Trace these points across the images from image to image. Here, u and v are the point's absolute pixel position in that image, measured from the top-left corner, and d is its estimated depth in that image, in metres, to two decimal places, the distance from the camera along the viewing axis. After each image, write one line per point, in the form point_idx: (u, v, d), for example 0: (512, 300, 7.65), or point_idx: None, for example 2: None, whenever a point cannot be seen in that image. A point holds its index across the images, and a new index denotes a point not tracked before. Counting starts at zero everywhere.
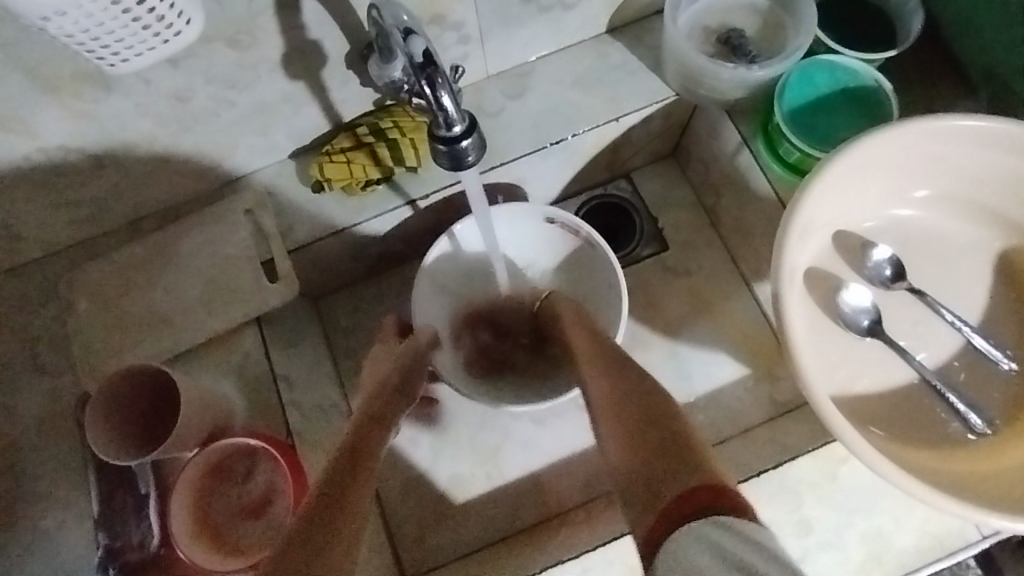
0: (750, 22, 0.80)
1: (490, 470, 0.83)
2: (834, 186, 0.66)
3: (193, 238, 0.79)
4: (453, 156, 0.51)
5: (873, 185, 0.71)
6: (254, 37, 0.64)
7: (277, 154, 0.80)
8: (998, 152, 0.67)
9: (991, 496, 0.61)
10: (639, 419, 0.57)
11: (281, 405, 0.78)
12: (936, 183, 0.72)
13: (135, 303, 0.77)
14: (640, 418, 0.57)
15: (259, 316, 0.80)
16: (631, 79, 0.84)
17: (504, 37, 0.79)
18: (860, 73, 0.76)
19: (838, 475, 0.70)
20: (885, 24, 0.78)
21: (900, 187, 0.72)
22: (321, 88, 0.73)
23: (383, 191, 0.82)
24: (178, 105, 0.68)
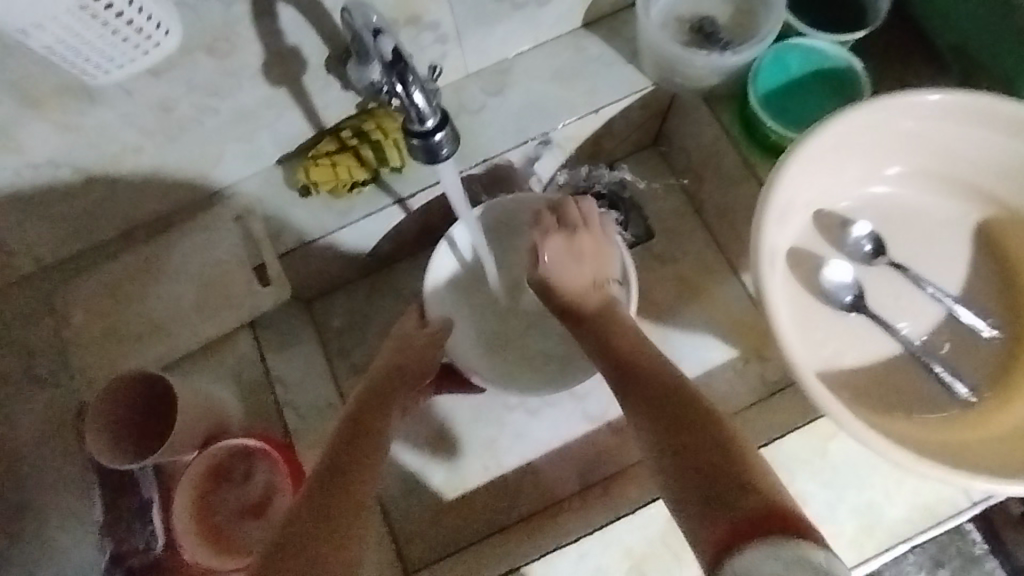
0: (723, 9, 0.82)
1: (487, 462, 0.84)
2: (812, 166, 0.68)
3: (186, 246, 0.80)
4: (427, 149, 0.54)
5: (852, 162, 0.72)
6: (233, 45, 0.65)
7: (264, 160, 0.82)
8: (972, 127, 0.68)
9: (982, 463, 0.62)
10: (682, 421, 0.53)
11: (278, 407, 0.78)
12: (913, 160, 0.73)
13: (128, 312, 0.78)
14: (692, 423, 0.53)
15: (253, 320, 0.82)
16: (609, 71, 0.86)
17: (480, 35, 0.80)
18: (833, 54, 0.77)
19: (827, 450, 0.71)
20: (855, 7, 0.80)
21: (878, 167, 0.74)
22: (303, 92, 0.75)
23: (369, 192, 0.84)
24: (163, 115, 0.69)
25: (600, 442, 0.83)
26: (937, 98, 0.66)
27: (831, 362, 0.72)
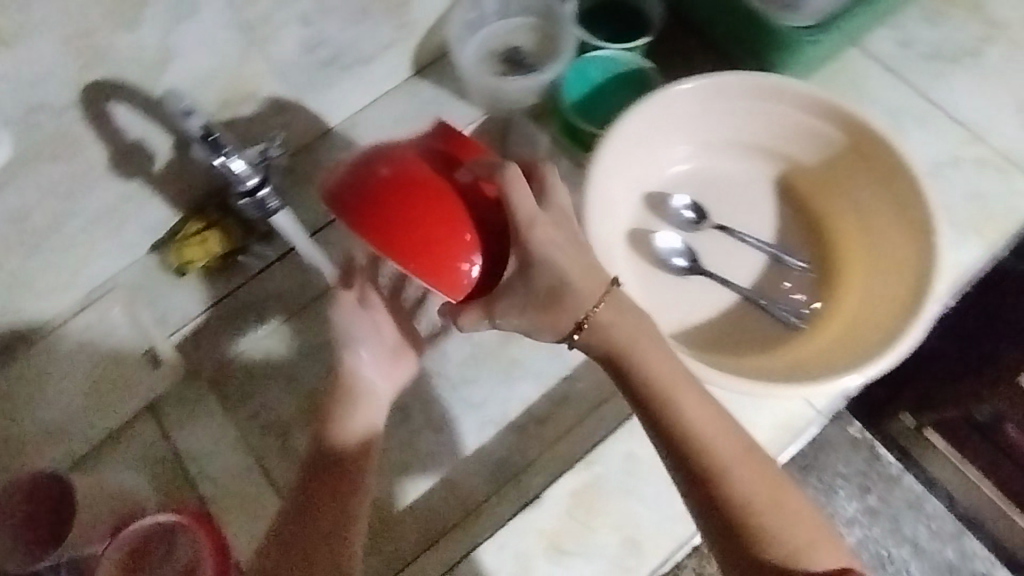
0: (529, 39, 0.93)
1: (404, 487, 0.85)
2: (619, 159, 0.79)
3: (69, 347, 0.82)
4: (257, 205, 0.69)
5: (655, 150, 0.84)
6: (75, 147, 0.70)
7: (135, 251, 0.85)
8: (735, 99, 0.82)
9: (817, 370, 0.73)
10: (736, 539, 0.58)
11: (188, 478, 0.82)
12: (704, 139, 0.86)
13: (23, 423, 0.80)
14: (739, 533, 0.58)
15: (151, 406, 0.85)
16: (444, 110, 0.95)
17: (317, 99, 0.88)
18: (625, 60, 0.91)
19: (696, 393, 0.79)
20: (636, 20, 0.94)
21: (680, 150, 0.86)
22: (157, 179, 0.79)
23: (244, 260, 0.88)
24: (18, 225, 0.72)
25: (509, 444, 0.86)
26: (698, 84, 0.80)
27: (679, 321, 0.82)
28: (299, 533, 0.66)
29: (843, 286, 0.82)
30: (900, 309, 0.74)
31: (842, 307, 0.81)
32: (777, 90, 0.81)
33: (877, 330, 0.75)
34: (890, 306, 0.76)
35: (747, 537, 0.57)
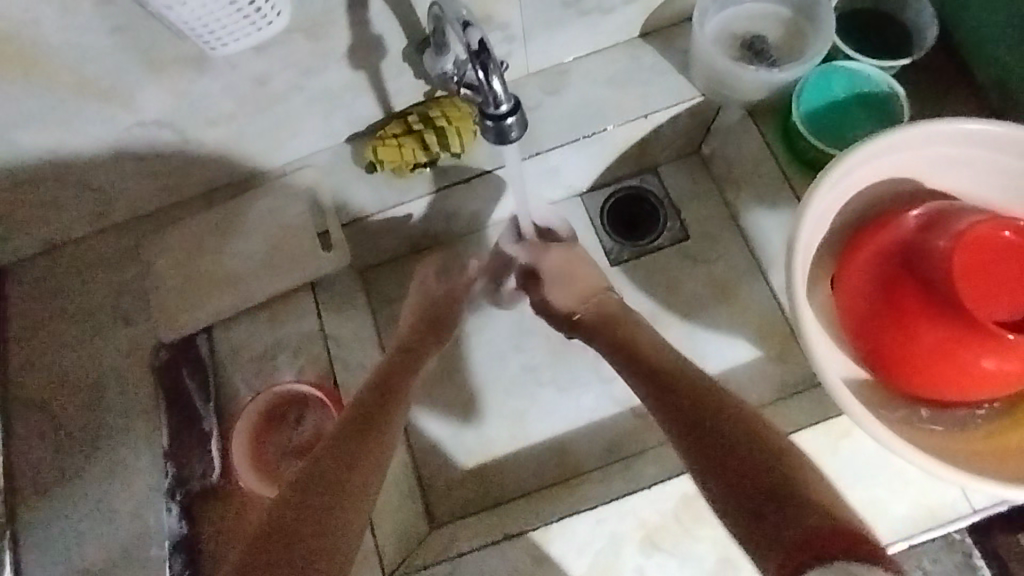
0: (776, 30, 0.87)
1: (508, 434, 0.90)
2: (866, 169, 0.72)
3: (257, 208, 0.89)
4: (498, 131, 0.60)
5: (903, 174, 0.74)
6: (327, 30, 0.73)
7: (336, 136, 0.89)
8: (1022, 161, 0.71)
9: (993, 470, 0.67)
10: (727, 457, 0.56)
11: (330, 361, 0.85)
12: (965, 184, 0.75)
13: (204, 266, 0.88)
14: (710, 440, 0.58)
15: (314, 282, 0.88)
16: (661, 79, 0.91)
17: (544, 37, 0.87)
18: (875, 79, 0.82)
19: (839, 447, 0.75)
20: (903, 35, 0.85)
21: (929, 187, 0.75)
22: (379, 78, 0.82)
23: (429, 173, 0.90)
24: (256, 88, 0.77)
25: (623, 424, 0.88)
26: (981, 129, 0.70)
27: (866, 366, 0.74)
28: (347, 454, 0.62)
29: None
30: None
31: None
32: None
33: None
34: None
35: (784, 487, 0.52)
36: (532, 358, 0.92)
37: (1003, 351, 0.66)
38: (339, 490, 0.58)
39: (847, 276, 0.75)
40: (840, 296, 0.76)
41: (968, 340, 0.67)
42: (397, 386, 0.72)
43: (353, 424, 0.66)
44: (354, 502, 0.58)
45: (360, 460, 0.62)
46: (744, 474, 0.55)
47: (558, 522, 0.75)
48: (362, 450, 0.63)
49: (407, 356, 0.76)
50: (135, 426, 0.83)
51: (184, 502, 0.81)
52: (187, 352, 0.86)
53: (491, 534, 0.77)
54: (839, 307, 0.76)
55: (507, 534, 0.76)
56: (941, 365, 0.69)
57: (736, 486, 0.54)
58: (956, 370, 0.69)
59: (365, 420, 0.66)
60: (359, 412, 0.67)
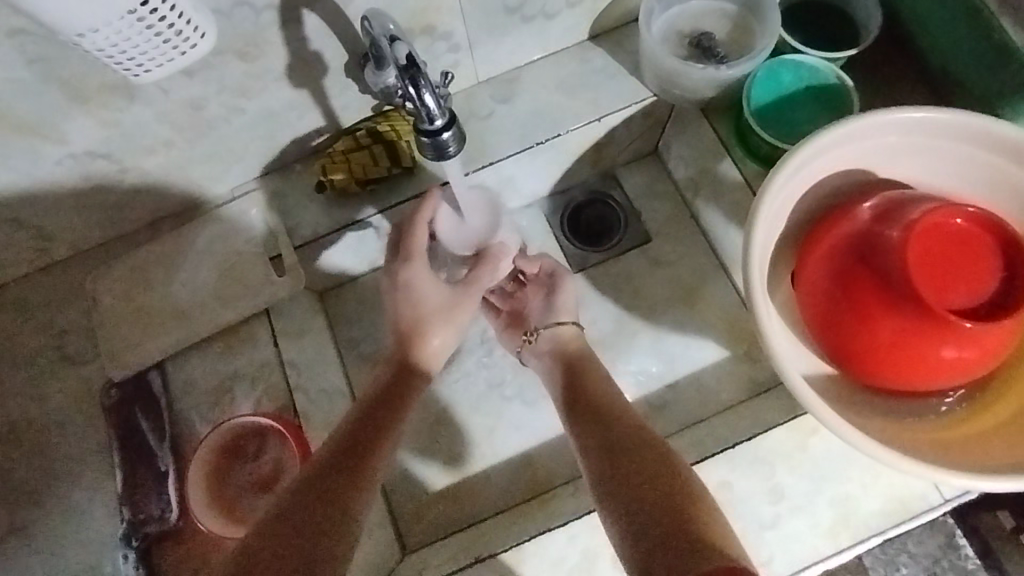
0: (722, 27, 0.86)
1: (477, 452, 0.88)
2: (817, 163, 0.71)
3: (205, 236, 0.86)
4: (435, 146, 0.60)
5: (855, 165, 0.74)
6: (261, 50, 0.71)
7: (283, 157, 0.87)
8: (970, 146, 0.71)
9: (959, 460, 0.66)
10: (647, 496, 0.60)
11: (289, 390, 0.82)
12: (916, 172, 0.75)
13: (152, 299, 0.85)
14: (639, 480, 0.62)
15: (268, 308, 0.86)
16: (612, 82, 0.89)
17: (491, 45, 0.85)
18: (824, 71, 0.82)
19: (808, 445, 0.75)
20: (849, 25, 0.84)
21: (882, 176, 0.75)
22: (322, 95, 0.80)
23: (381, 190, 0.88)
24: (193, 113, 0.75)
25: None
26: (928, 118, 0.70)
27: (829, 360, 0.74)
28: (333, 488, 0.66)
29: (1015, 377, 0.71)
30: None
31: (994, 409, 0.70)
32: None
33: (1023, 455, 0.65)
34: None
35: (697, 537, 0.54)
36: (498, 373, 0.91)
37: (960, 339, 0.66)
38: (325, 522, 0.62)
39: (806, 271, 0.75)
40: (800, 291, 0.75)
41: (926, 330, 0.67)
42: (388, 415, 0.76)
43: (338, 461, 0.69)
44: (340, 534, 0.62)
45: (344, 495, 0.65)
46: (657, 513, 0.58)
47: (530, 541, 0.74)
48: (356, 482, 0.67)
49: (398, 394, 0.79)
50: (90, 470, 0.80)
51: (143, 546, 0.78)
52: (139, 389, 0.83)
53: (463, 558, 0.75)
54: (800, 302, 0.76)
55: (479, 558, 0.74)
56: (901, 356, 0.69)
57: (655, 533, 0.57)
58: (917, 361, 0.69)
59: (352, 455, 0.70)
60: (344, 445, 0.71)
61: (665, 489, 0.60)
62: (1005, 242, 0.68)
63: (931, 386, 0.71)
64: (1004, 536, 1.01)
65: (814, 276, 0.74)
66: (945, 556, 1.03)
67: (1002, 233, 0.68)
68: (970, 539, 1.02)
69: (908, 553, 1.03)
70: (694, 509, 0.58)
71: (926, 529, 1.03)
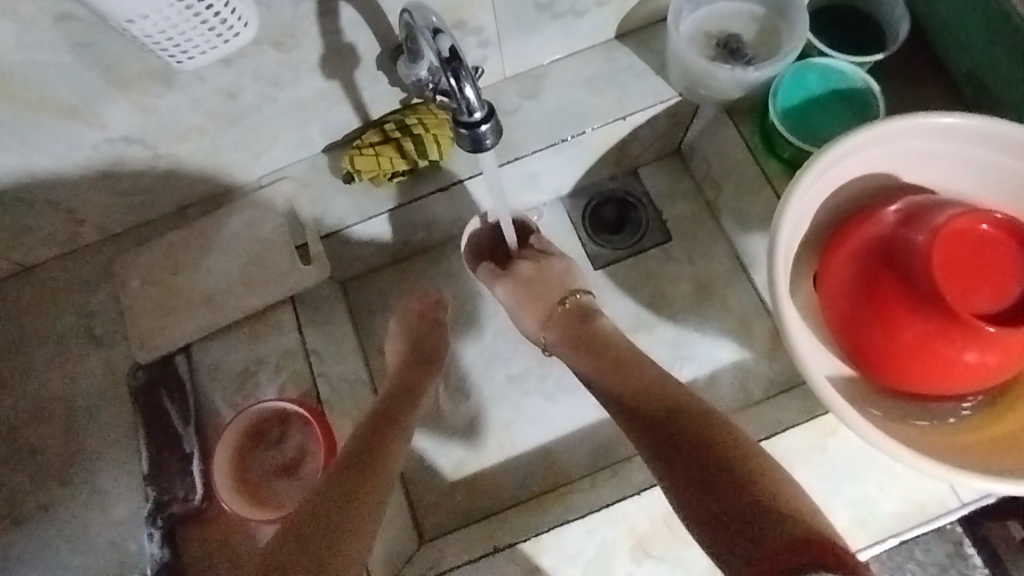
0: (749, 29, 0.87)
1: (494, 444, 0.89)
2: (842, 166, 0.72)
3: (233, 223, 0.87)
4: (473, 139, 0.61)
5: (879, 169, 0.75)
6: (298, 40, 0.72)
7: (312, 148, 0.88)
8: (997, 152, 0.72)
9: (978, 463, 0.67)
10: (691, 460, 0.59)
11: (312, 376, 0.83)
12: (941, 176, 0.75)
13: (180, 284, 0.86)
14: (696, 460, 0.59)
15: (293, 296, 0.87)
16: (638, 81, 0.90)
17: (520, 42, 0.86)
18: (850, 75, 0.83)
19: (826, 446, 0.75)
20: (876, 30, 0.85)
21: (907, 181, 0.76)
22: (354, 87, 0.81)
23: (407, 182, 0.88)
24: (227, 101, 0.76)
25: (611, 431, 0.88)
26: (955, 123, 0.70)
27: (850, 361, 0.75)
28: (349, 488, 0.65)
29: None
30: None
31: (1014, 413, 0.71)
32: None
33: None
34: None
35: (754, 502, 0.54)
36: (517, 367, 0.92)
37: (983, 344, 0.67)
38: (341, 519, 0.61)
39: (828, 273, 0.75)
40: (822, 292, 0.76)
41: (948, 333, 0.68)
42: (400, 420, 0.74)
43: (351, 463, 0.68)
44: (352, 530, 0.61)
45: (362, 493, 0.64)
46: (724, 489, 0.56)
47: (549, 532, 0.75)
48: (367, 483, 0.66)
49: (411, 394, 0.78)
50: (116, 450, 0.82)
51: (167, 526, 0.79)
52: (165, 373, 0.84)
53: (482, 547, 0.76)
54: (822, 303, 0.76)
55: (498, 547, 0.75)
56: (923, 359, 0.70)
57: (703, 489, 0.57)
58: (939, 364, 0.69)
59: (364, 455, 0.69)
60: (356, 451, 0.69)
61: (726, 464, 0.57)
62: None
63: (951, 391, 0.71)
64: (1015, 545, 1.01)
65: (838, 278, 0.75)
66: (953, 565, 1.03)
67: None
68: (980, 547, 1.02)
69: (918, 560, 1.03)
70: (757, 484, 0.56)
71: (935, 536, 1.04)
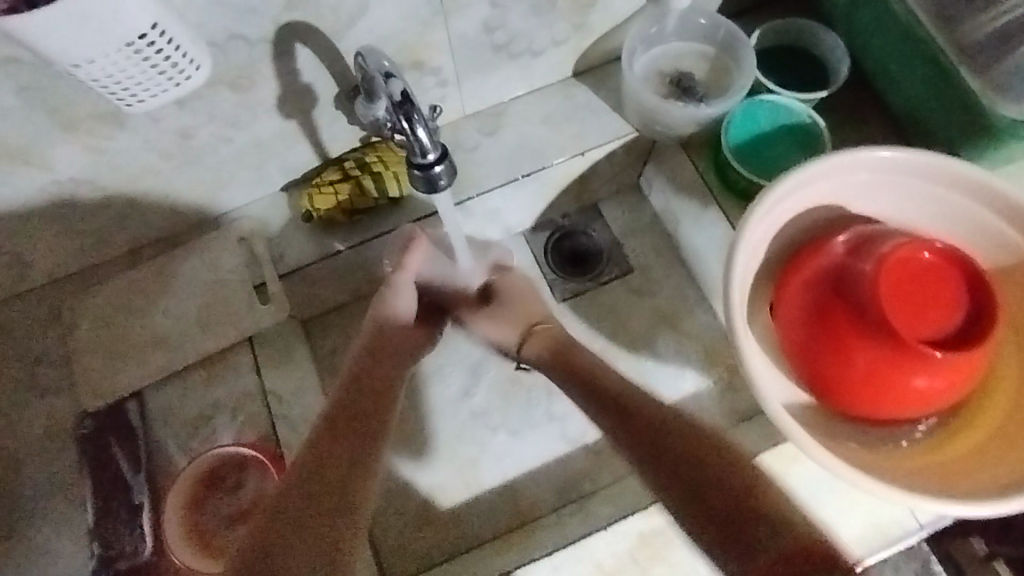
0: (700, 67, 0.90)
1: (461, 482, 0.87)
2: (791, 199, 0.74)
3: (188, 263, 0.85)
4: (427, 179, 0.62)
5: (828, 200, 0.77)
6: (253, 81, 0.72)
7: (270, 186, 0.87)
8: (935, 185, 0.75)
9: (933, 486, 0.68)
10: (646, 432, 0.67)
11: (271, 418, 0.81)
12: (885, 207, 0.78)
13: (131, 327, 0.83)
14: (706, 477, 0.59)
15: (252, 336, 0.85)
16: (594, 117, 0.92)
17: (478, 80, 0.87)
18: (796, 111, 0.86)
19: (789, 474, 0.76)
20: (818, 68, 0.89)
21: (854, 212, 0.79)
22: (312, 126, 0.81)
23: (368, 220, 0.88)
24: (181, 142, 0.75)
25: (577, 464, 0.87)
26: (896, 156, 0.73)
27: (808, 390, 0.76)
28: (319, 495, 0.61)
29: (985, 404, 0.74)
30: None
31: (967, 437, 0.73)
32: (982, 186, 0.73)
33: (994, 479, 0.68)
34: None
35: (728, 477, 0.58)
36: (483, 402, 0.91)
37: (930, 369, 0.69)
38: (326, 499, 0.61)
39: (784, 303, 0.77)
40: (778, 321, 0.77)
41: (898, 360, 0.70)
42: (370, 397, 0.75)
43: (323, 471, 0.64)
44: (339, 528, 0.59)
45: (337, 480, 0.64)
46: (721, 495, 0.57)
47: (519, 568, 0.74)
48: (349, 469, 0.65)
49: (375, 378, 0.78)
50: (61, 505, 0.78)
51: None
52: (114, 421, 0.81)
53: None
54: (779, 333, 0.78)
55: None
56: (875, 386, 0.71)
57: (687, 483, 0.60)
58: (892, 390, 0.71)
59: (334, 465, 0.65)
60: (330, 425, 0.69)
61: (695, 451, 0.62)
62: (971, 275, 0.71)
63: (905, 416, 0.73)
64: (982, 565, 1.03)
65: (794, 306, 0.76)
66: None
67: (967, 265, 0.71)
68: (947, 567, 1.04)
69: None
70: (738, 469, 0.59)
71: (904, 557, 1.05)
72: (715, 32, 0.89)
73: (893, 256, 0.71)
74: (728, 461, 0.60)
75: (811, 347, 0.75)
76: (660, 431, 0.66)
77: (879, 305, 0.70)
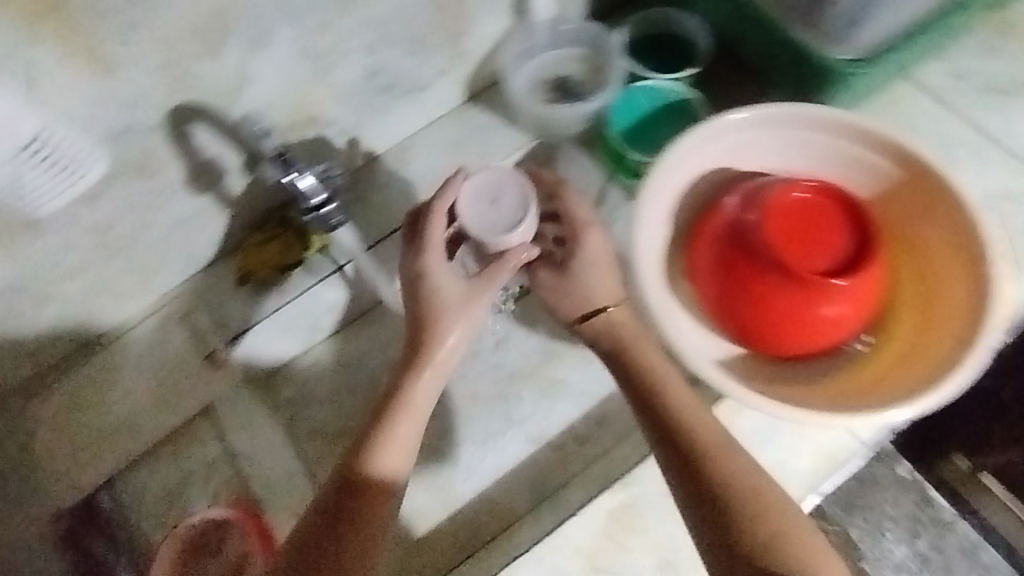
0: (578, 69, 0.97)
1: (438, 503, 0.89)
2: (676, 172, 0.80)
3: (137, 348, 0.88)
4: None
5: (718, 165, 0.82)
6: (158, 165, 0.76)
7: (201, 261, 0.91)
8: (803, 130, 0.81)
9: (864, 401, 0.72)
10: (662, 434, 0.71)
11: (241, 476, 0.86)
12: (768, 159, 0.84)
13: (90, 422, 0.85)
14: (702, 479, 0.67)
15: (211, 404, 0.89)
16: (493, 135, 0.98)
17: (376, 123, 0.93)
18: (671, 90, 0.94)
19: (736, 425, 0.79)
20: (683, 48, 0.97)
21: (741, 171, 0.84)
22: (226, 196, 0.85)
23: (300, 274, 0.91)
24: (103, 235, 0.79)
25: (545, 461, 0.90)
26: (760, 113, 0.80)
27: (738, 342, 0.80)
28: None
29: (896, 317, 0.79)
30: (951, 340, 0.72)
31: (888, 350, 0.77)
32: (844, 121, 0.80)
33: (916, 378, 0.72)
34: (943, 337, 0.73)
35: (717, 497, 0.66)
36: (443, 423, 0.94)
37: (833, 295, 0.74)
38: None
39: (696, 267, 0.82)
40: (695, 286, 0.82)
41: (804, 294, 0.75)
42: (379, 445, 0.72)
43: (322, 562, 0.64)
44: None
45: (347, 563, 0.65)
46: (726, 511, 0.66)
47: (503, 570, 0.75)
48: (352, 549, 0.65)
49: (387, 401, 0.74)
50: None
51: None
52: (96, 511, 0.85)
53: None
54: (698, 296, 0.83)
55: None
56: (791, 323, 0.76)
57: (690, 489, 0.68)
58: (806, 323, 0.75)
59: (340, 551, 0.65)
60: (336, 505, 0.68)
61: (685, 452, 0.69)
62: (851, 202, 0.77)
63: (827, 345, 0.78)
64: None
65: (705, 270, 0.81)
66: None
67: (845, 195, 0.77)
68: None
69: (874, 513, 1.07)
70: (726, 486, 0.67)
71: None
72: (582, 35, 0.96)
73: (776, 202, 0.77)
74: (715, 467, 0.68)
75: (728, 302, 0.79)
76: (659, 423, 0.71)
77: (775, 249, 0.76)
